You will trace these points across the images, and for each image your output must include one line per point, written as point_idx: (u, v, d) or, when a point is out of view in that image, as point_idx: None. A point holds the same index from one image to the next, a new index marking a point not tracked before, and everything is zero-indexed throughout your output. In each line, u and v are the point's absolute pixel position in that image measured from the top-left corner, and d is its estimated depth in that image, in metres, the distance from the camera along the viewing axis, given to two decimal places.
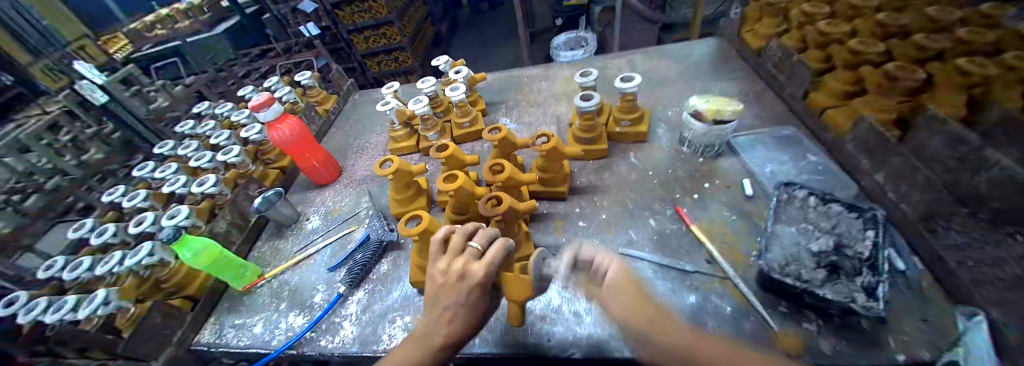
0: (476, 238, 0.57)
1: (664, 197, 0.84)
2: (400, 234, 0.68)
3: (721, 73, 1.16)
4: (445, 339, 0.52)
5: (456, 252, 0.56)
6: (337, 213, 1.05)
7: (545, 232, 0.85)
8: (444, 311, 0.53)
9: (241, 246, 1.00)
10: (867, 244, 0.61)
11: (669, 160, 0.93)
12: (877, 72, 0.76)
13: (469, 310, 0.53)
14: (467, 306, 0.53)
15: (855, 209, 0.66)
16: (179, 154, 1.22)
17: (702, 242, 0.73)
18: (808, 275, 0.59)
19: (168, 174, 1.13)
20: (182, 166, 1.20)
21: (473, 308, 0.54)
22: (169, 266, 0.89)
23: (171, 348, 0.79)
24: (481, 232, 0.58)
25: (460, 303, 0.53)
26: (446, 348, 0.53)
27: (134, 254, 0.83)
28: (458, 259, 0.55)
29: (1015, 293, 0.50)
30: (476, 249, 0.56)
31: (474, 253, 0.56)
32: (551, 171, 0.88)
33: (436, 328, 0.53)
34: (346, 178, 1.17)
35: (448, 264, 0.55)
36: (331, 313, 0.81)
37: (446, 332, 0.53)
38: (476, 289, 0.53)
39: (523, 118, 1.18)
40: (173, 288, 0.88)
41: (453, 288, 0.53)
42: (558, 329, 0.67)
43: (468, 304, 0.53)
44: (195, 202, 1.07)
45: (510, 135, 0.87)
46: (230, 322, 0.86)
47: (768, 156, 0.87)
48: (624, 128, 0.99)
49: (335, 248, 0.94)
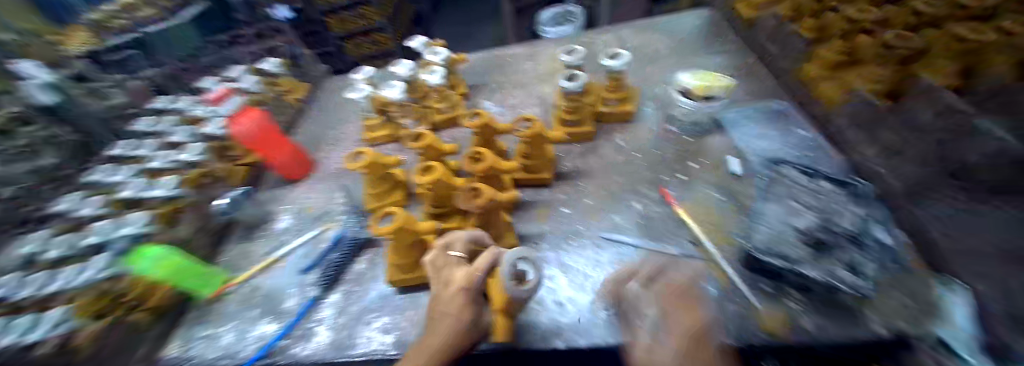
0: (456, 247, 0.57)
1: (651, 179, 0.81)
2: (374, 233, 0.65)
3: (711, 48, 1.11)
4: (438, 353, 0.47)
5: (438, 264, 0.55)
6: (309, 211, 0.99)
7: (529, 220, 0.81)
8: (432, 325, 0.50)
9: (206, 250, 0.94)
10: (856, 218, 0.56)
11: (656, 140, 0.88)
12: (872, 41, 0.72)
13: (455, 319, 0.49)
14: (455, 316, 0.49)
15: (841, 183, 0.62)
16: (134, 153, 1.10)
17: (686, 224, 0.70)
18: (793, 253, 0.55)
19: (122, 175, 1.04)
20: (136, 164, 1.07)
21: (461, 318, 0.49)
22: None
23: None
24: (459, 240, 0.58)
25: (448, 312, 0.49)
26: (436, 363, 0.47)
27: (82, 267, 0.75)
28: (444, 267, 0.55)
29: (995, 266, 0.48)
30: (458, 257, 0.56)
31: (458, 261, 0.56)
32: (534, 158, 0.83)
33: (426, 344, 0.49)
34: (317, 172, 1.10)
35: (434, 276, 0.54)
36: (304, 318, 0.75)
37: (436, 346, 0.48)
38: (458, 292, 0.50)
39: (506, 102, 1.12)
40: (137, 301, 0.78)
41: (440, 299, 0.52)
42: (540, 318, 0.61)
43: (452, 314, 0.49)
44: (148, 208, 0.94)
45: (490, 122, 0.82)
46: (199, 333, 0.80)
47: (757, 132, 0.81)
48: (611, 108, 0.94)
49: (308, 248, 0.89)
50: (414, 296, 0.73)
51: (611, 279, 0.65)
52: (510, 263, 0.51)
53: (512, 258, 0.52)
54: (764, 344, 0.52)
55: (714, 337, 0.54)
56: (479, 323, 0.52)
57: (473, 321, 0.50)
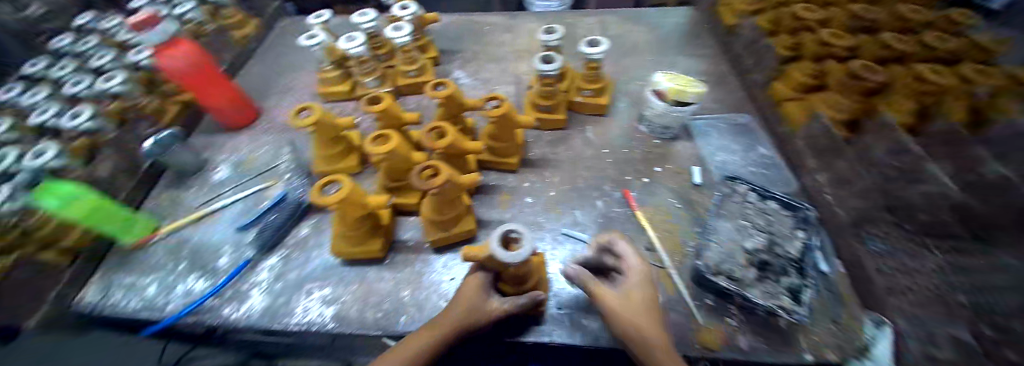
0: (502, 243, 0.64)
1: (615, 178, 0.81)
2: (314, 202, 0.59)
3: (689, 49, 1.10)
4: (459, 320, 0.55)
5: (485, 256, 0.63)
6: (252, 163, 0.91)
7: (489, 205, 0.80)
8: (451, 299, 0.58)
9: (130, 196, 0.85)
10: (797, 244, 0.65)
11: (624, 139, 0.88)
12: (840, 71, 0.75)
13: (472, 295, 0.57)
14: (470, 289, 0.58)
15: (790, 208, 0.69)
16: (53, 77, 0.96)
17: (645, 229, 0.73)
18: (740, 274, 0.63)
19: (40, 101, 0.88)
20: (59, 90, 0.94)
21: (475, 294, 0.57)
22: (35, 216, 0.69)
23: (47, 307, 0.68)
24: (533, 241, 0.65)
25: (468, 287, 0.58)
26: (451, 329, 0.55)
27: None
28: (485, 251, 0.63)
29: (926, 310, 0.52)
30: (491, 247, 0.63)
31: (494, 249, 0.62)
32: (502, 141, 0.80)
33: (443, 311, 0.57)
34: (265, 122, 1.01)
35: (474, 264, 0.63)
36: (238, 279, 0.71)
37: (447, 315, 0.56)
38: (475, 277, 0.59)
39: (479, 74, 1.06)
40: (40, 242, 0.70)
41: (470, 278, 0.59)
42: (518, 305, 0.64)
43: (467, 290, 0.58)
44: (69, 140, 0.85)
45: (457, 94, 0.76)
46: (117, 281, 0.74)
47: (720, 144, 0.85)
48: (585, 98, 0.90)
49: (247, 204, 0.83)
50: (360, 269, 0.72)
51: (564, 275, 0.68)
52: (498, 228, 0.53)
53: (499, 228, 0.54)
54: (694, 356, 0.58)
55: None
56: (487, 310, 0.57)
57: (480, 306, 0.57)
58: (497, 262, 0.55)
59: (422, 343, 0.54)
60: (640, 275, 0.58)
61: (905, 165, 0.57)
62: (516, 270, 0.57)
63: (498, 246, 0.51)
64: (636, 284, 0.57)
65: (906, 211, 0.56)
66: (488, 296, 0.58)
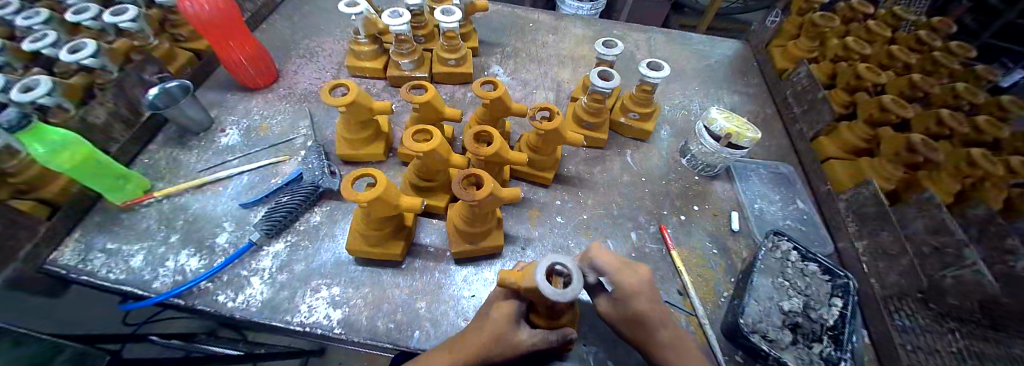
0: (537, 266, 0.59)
1: (651, 210, 0.78)
2: (346, 199, 0.53)
3: (734, 85, 1.08)
4: (483, 347, 0.50)
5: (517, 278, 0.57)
6: (265, 132, 0.85)
7: (518, 219, 0.75)
8: (480, 325, 0.53)
9: (124, 148, 0.77)
10: (834, 312, 0.62)
11: (664, 169, 0.85)
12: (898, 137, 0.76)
13: (501, 323, 0.52)
14: (502, 317, 0.52)
15: (829, 273, 0.66)
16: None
17: (678, 271, 0.69)
18: (776, 336, 0.60)
19: (34, 25, 0.78)
20: (59, 15, 0.85)
21: (506, 322, 0.52)
22: (18, 158, 0.62)
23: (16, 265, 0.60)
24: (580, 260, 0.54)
25: (500, 313, 0.53)
26: (476, 360, 0.50)
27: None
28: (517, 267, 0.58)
29: None
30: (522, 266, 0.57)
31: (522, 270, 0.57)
32: (542, 154, 0.75)
33: (471, 334, 0.52)
34: (284, 88, 0.94)
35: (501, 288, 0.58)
36: (237, 263, 0.66)
37: (474, 343, 0.50)
38: (508, 304, 0.54)
39: (518, 74, 1.00)
40: (25, 185, 0.64)
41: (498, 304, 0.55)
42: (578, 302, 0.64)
43: (496, 319, 0.53)
44: (64, 74, 0.77)
45: (505, 97, 0.71)
46: (99, 245, 0.67)
47: (760, 192, 0.83)
48: (630, 120, 0.87)
49: (255, 179, 0.77)
50: (374, 270, 0.67)
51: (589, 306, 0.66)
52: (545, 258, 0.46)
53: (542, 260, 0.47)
54: None
55: None
56: (515, 342, 0.52)
57: (508, 335, 0.51)
58: (535, 294, 0.48)
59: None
60: (625, 290, 0.49)
61: (944, 245, 0.63)
62: (554, 307, 0.51)
63: (543, 281, 0.43)
64: (627, 304, 0.50)
65: (938, 294, 0.63)
66: (518, 325, 0.53)
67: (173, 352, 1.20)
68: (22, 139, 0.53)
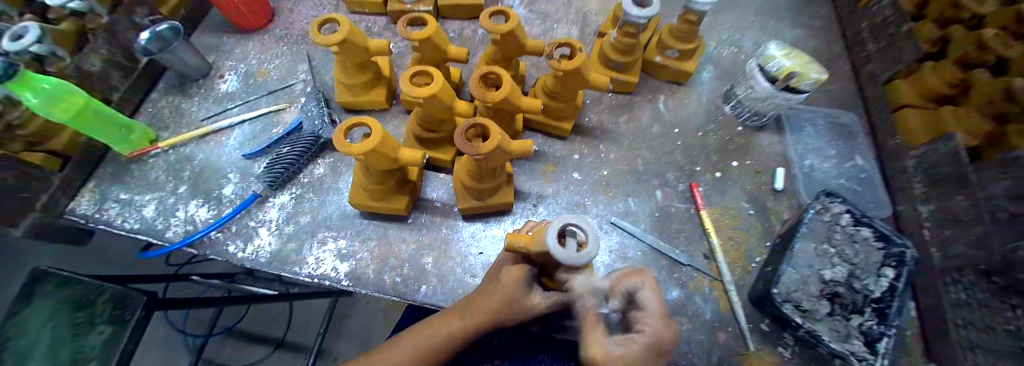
0: None
1: (681, 166, 0.70)
2: (339, 151, 0.49)
3: (796, 16, 0.90)
4: (493, 312, 0.48)
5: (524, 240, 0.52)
6: (264, 78, 0.80)
7: (531, 174, 0.69)
8: (487, 290, 0.50)
9: (127, 96, 0.75)
10: (883, 284, 0.55)
11: (702, 119, 0.75)
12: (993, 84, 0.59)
13: (508, 287, 0.49)
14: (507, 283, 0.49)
15: (884, 240, 0.57)
16: None
17: (707, 234, 0.63)
18: (812, 306, 0.55)
19: None
20: None
21: (515, 285, 0.49)
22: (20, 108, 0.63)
23: None
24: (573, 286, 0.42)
25: (505, 279, 0.49)
26: (483, 325, 0.49)
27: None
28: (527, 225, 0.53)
29: None
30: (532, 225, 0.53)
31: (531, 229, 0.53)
32: (560, 100, 0.66)
33: (476, 298, 0.50)
34: (281, 27, 0.87)
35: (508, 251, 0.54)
36: (245, 213, 0.65)
37: (483, 309, 0.49)
38: (518, 267, 0.50)
39: (537, 6, 0.87)
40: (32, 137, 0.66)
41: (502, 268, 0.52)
42: None
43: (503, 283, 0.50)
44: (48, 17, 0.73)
45: (518, 31, 0.61)
46: (114, 195, 0.68)
47: (813, 146, 0.73)
48: (666, 60, 0.75)
49: (256, 128, 0.73)
50: (381, 225, 0.64)
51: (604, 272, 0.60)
52: (557, 219, 0.40)
53: (557, 221, 0.40)
54: None
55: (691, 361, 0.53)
56: (527, 306, 0.49)
57: (518, 301, 0.49)
58: (547, 258, 0.44)
59: (455, 329, 0.49)
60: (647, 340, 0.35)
61: None
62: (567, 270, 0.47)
63: (554, 244, 0.38)
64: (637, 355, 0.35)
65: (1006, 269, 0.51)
66: (530, 289, 0.50)
67: (213, 291, 1.30)
68: (11, 89, 0.51)
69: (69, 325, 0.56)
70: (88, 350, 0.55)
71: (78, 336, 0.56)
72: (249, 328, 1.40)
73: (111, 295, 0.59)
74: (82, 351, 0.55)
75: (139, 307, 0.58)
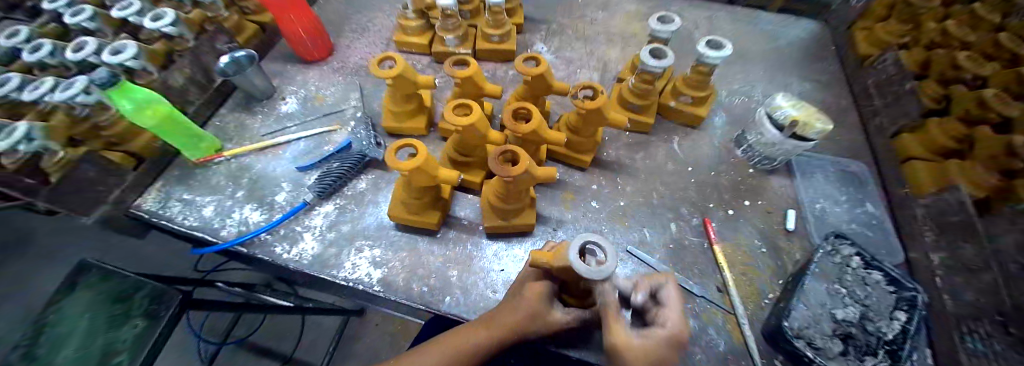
0: None
1: (694, 202, 0.74)
2: (389, 167, 0.56)
3: (805, 72, 0.97)
4: (516, 326, 0.51)
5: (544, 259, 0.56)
6: (320, 102, 0.91)
7: (551, 202, 0.74)
8: (510, 305, 0.53)
9: (200, 110, 0.87)
10: (895, 326, 0.55)
11: (715, 160, 0.80)
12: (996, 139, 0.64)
13: (531, 302, 0.52)
14: (531, 297, 0.52)
15: (894, 284, 0.59)
16: None
17: (720, 268, 0.65)
18: (823, 344, 0.54)
19: None
20: None
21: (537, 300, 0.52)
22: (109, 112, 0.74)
23: None
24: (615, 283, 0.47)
25: (529, 292, 0.52)
26: (506, 339, 0.51)
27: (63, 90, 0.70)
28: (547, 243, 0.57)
29: None
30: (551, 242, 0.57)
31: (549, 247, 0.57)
32: (581, 135, 0.73)
33: (500, 311, 0.53)
34: (337, 60, 0.99)
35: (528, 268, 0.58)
36: (293, 219, 0.72)
37: (508, 322, 0.51)
38: (539, 283, 0.53)
39: (563, 53, 0.98)
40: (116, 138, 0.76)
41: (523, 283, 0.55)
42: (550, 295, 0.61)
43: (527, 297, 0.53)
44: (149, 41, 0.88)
45: (547, 74, 0.69)
46: (177, 195, 0.77)
47: (823, 190, 0.76)
48: (681, 105, 0.82)
49: (310, 145, 0.83)
50: (412, 237, 0.70)
51: None
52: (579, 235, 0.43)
53: (578, 238, 0.43)
54: None
55: None
56: (549, 320, 0.52)
57: (542, 315, 0.52)
58: (570, 274, 0.47)
59: (479, 341, 0.51)
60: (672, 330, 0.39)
61: None
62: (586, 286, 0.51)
63: (575, 256, 0.41)
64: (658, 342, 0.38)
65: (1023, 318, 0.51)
66: (552, 304, 0.53)
67: (233, 299, 1.35)
68: (110, 95, 0.62)
69: (107, 316, 0.71)
70: (120, 342, 0.69)
71: (112, 327, 0.70)
72: (259, 341, 1.41)
73: (150, 289, 0.74)
74: (114, 342, 0.68)
75: (172, 304, 0.73)
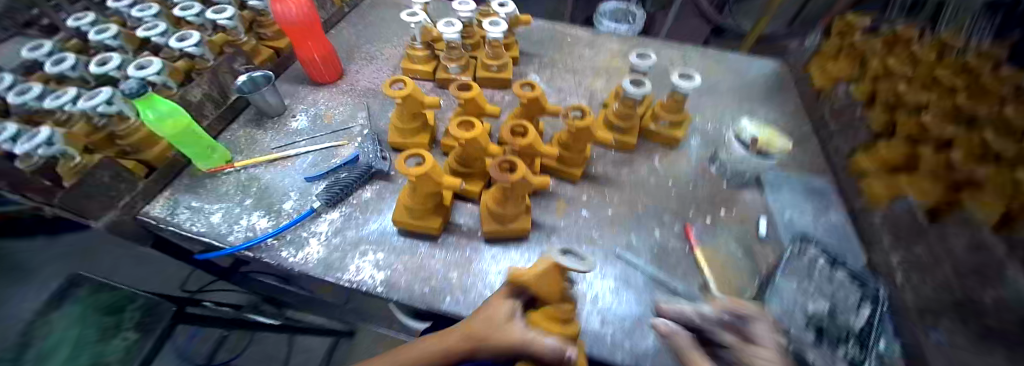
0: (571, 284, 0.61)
1: (676, 210, 0.81)
2: (399, 172, 0.61)
3: (769, 103, 1.10)
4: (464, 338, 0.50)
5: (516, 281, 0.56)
6: (329, 121, 0.98)
7: (545, 211, 0.80)
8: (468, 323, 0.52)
9: (213, 124, 0.92)
10: (862, 317, 0.60)
11: (693, 175, 0.88)
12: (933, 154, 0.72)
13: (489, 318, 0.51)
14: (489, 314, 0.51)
15: (858, 279, 0.64)
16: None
17: (700, 268, 0.71)
18: (797, 336, 0.59)
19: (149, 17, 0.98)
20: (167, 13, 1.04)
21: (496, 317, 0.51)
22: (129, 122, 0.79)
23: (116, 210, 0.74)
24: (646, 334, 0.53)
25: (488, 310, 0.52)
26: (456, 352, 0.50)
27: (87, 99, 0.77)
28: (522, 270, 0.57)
29: None
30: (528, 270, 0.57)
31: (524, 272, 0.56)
32: (571, 151, 0.81)
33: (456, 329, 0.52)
34: (347, 84, 1.07)
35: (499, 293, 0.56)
36: (299, 225, 0.76)
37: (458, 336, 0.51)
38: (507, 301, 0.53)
39: (554, 82, 1.08)
40: (131, 148, 0.81)
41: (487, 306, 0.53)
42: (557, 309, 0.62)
43: (487, 315, 0.51)
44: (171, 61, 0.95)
45: (541, 98, 0.79)
46: (186, 203, 0.80)
47: (790, 201, 0.84)
48: (659, 127, 0.92)
49: (319, 158, 0.88)
50: (414, 242, 0.74)
51: (610, 295, 0.66)
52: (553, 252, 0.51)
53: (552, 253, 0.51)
54: None
55: None
56: (505, 339, 0.49)
57: (499, 332, 0.50)
58: (543, 280, 0.51)
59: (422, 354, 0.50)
60: None
61: (984, 261, 0.56)
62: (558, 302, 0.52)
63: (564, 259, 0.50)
64: None
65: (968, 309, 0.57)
66: (512, 323, 0.51)
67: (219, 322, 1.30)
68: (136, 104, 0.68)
69: (96, 329, 0.81)
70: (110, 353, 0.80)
71: (101, 340, 0.81)
72: None
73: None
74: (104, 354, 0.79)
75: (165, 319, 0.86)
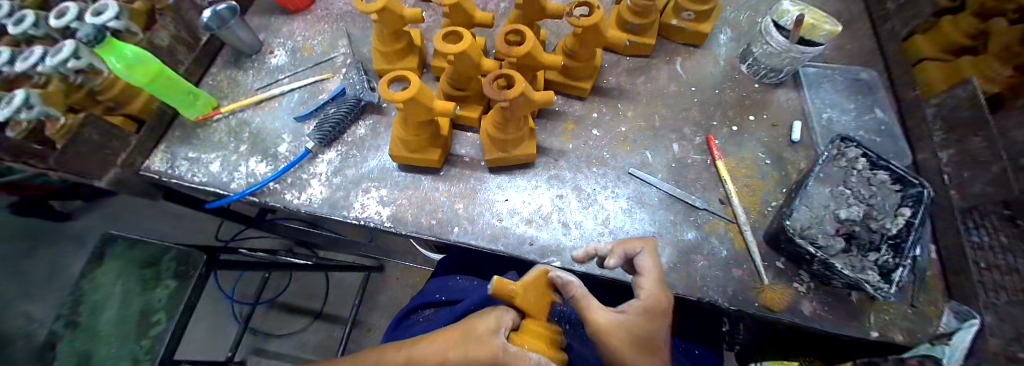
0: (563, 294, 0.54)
1: (698, 121, 0.73)
2: (384, 99, 0.54)
3: None
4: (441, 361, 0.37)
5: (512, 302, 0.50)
6: (309, 53, 0.89)
7: (552, 133, 0.74)
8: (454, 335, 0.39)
9: (191, 70, 0.85)
10: (899, 221, 0.55)
11: (719, 79, 0.78)
12: (1012, 31, 0.60)
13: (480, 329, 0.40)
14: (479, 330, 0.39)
15: (900, 182, 0.58)
16: None
17: (722, 181, 0.66)
18: (825, 243, 0.55)
19: None
20: None
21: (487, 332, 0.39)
22: (102, 76, 0.70)
23: (117, 169, 0.70)
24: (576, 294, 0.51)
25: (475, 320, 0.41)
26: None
27: (28, 56, 0.65)
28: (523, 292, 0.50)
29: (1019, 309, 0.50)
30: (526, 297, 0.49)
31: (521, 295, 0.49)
32: (579, 60, 0.71)
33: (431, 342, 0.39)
34: (321, 8, 0.95)
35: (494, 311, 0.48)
36: (298, 167, 0.73)
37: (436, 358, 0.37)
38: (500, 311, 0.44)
39: None
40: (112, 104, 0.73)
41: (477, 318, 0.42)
42: (569, 241, 0.62)
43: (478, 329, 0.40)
44: None
45: None
46: (182, 154, 0.76)
47: (832, 100, 0.74)
48: (682, 22, 0.78)
49: (305, 95, 0.83)
50: (417, 176, 0.71)
51: (622, 215, 0.65)
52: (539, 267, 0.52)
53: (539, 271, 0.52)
54: (756, 313, 0.55)
55: (711, 295, 0.56)
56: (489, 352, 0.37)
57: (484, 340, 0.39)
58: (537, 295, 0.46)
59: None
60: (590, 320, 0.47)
61: None
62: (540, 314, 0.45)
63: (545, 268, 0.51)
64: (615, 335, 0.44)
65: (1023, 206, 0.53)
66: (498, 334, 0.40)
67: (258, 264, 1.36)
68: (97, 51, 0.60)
69: (138, 280, 0.70)
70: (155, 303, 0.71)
71: (146, 290, 0.71)
72: (290, 301, 1.49)
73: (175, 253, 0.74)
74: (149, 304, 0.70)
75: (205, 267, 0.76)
